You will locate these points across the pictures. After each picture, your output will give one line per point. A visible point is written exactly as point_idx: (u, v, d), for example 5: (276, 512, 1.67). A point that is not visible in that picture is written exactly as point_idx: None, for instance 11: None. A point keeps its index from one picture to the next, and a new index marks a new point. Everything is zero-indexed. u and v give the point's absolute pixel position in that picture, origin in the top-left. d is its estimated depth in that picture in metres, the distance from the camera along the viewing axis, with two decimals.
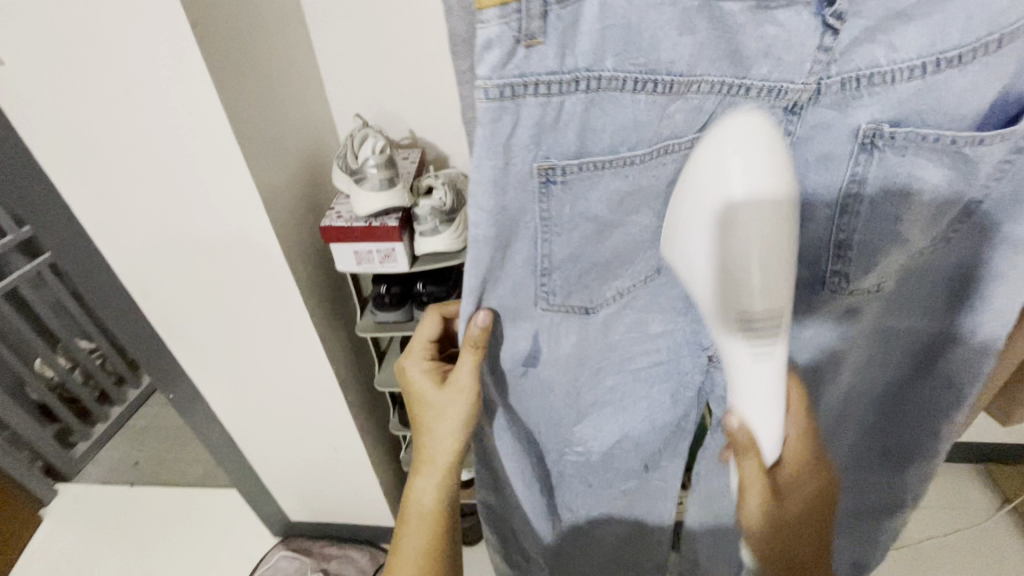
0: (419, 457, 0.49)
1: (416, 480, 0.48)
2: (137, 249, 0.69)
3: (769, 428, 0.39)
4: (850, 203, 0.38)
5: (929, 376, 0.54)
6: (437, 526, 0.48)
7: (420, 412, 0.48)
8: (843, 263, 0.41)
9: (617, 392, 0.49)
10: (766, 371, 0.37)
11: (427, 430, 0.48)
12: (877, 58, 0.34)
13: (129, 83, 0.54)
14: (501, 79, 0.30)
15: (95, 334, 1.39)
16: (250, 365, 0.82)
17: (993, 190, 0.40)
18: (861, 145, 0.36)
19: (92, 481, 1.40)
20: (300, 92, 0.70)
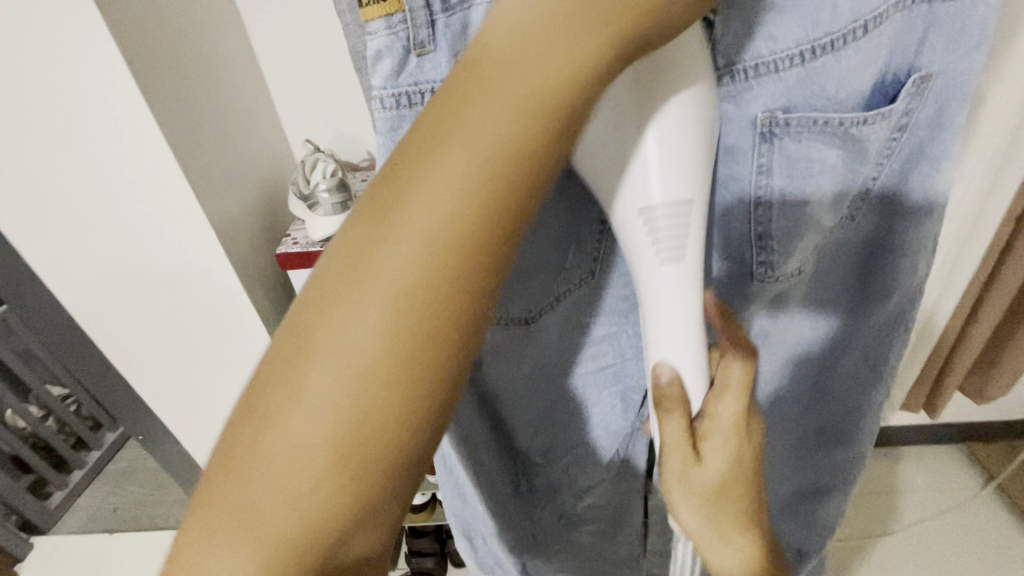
0: (382, 241, 0.22)
1: (366, 299, 0.21)
2: (86, 289, 0.68)
3: (693, 359, 0.33)
4: (762, 195, 0.34)
5: (845, 361, 0.47)
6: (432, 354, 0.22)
7: (436, 129, 0.22)
8: (767, 253, 0.36)
9: (566, 397, 0.47)
10: (689, 292, 0.31)
11: (435, 164, 0.22)
12: (753, 50, 0.29)
13: (62, 125, 0.53)
14: (396, 88, 0.30)
15: (66, 380, 1.36)
16: (214, 400, 0.80)
17: (885, 165, 0.36)
18: (760, 136, 0.31)
19: (71, 531, 1.36)
20: (250, 120, 0.70)
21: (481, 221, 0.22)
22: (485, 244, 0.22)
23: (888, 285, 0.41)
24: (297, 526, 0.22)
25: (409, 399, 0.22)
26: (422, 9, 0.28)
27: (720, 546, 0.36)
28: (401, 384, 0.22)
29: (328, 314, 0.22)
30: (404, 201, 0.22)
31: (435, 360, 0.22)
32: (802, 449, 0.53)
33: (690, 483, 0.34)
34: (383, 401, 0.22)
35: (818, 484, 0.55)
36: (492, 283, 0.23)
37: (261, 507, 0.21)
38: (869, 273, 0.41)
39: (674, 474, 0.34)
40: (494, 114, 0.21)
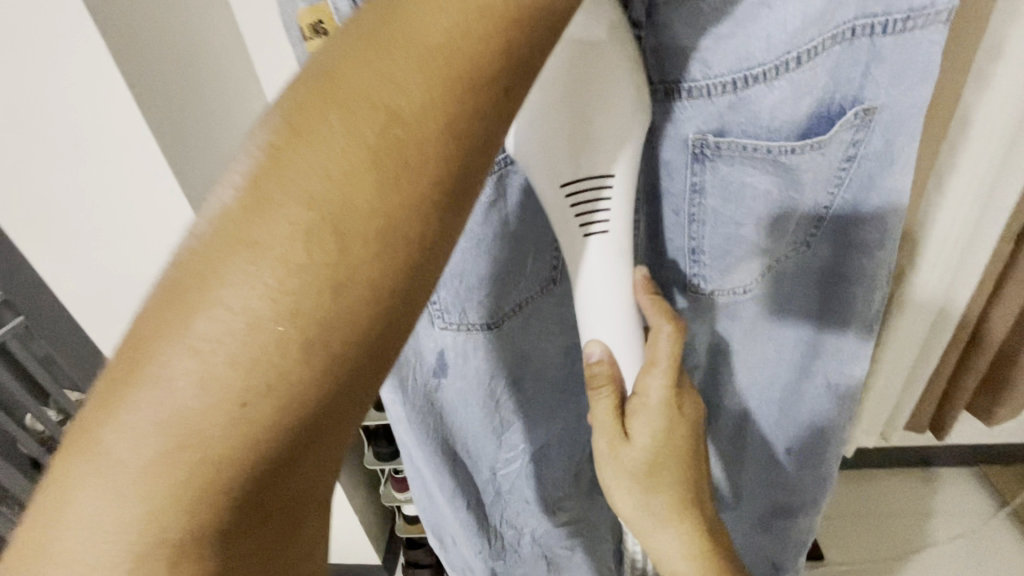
0: (255, 191, 0.17)
1: (230, 262, 0.17)
2: None
3: (622, 337, 0.34)
4: (696, 211, 0.35)
5: (809, 381, 0.47)
6: (308, 335, 0.18)
7: (336, 77, 0.18)
8: (699, 266, 0.38)
9: (535, 406, 0.48)
10: (617, 268, 0.33)
11: (333, 113, 0.18)
12: (688, 73, 0.31)
13: None
14: None
15: None
16: None
17: (835, 193, 0.36)
18: (693, 156, 0.33)
19: None
20: None
21: (377, 168, 0.18)
22: (380, 214, 0.18)
23: (845, 309, 0.42)
24: (124, 527, 0.18)
25: (273, 398, 0.18)
26: None
27: (656, 532, 0.38)
28: (261, 374, 0.17)
29: (184, 274, 0.17)
30: (297, 140, 0.18)
31: (311, 352, 0.18)
32: (774, 469, 0.53)
33: (619, 469, 0.37)
34: (237, 392, 0.17)
35: (782, 503, 0.55)
36: (393, 263, 0.18)
37: (85, 500, 0.18)
38: (829, 297, 0.42)
39: (606, 454, 0.37)
40: (401, 68, 0.18)
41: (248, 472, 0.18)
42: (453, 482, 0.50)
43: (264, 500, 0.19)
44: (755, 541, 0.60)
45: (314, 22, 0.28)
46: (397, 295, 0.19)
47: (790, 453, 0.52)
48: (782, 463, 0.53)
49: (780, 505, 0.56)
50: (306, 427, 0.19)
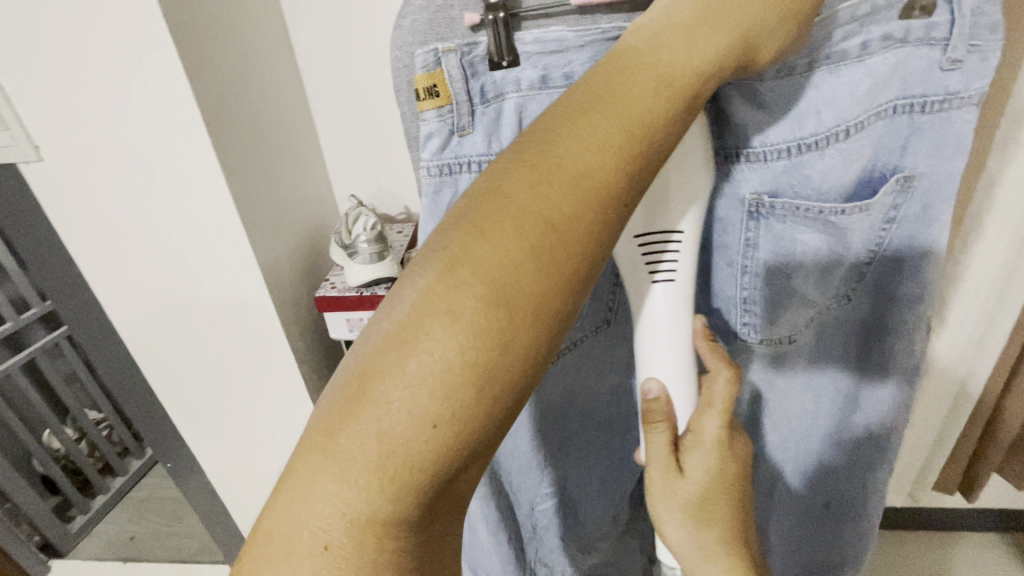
0: (449, 271, 0.23)
1: (432, 321, 0.22)
2: (139, 316, 0.75)
3: (679, 376, 0.37)
4: (750, 264, 0.39)
5: (848, 432, 0.50)
6: (486, 372, 0.22)
7: (509, 189, 0.24)
8: (750, 314, 0.41)
9: (582, 442, 0.51)
10: (679, 310, 0.36)
11: (509, 208, 0.23)
12: (749, 141, 0.35)
13: (148, 178, 0.62)
14: (441, 160, 0.37)
15: (103, 404, 1.47)
16: (246, 432, 0.85)
17: (879, 250, 0.40)
18: (748, 214, 0.37)
19: (86, 557, 1.38)
20: (305, 175, 0.79)
21: (543, 246, 0.23)
22: (543, 280, 0.23)
23: (886, 362, 0.45)
24: (345, 515, 0.22)
25: (455, 422, 0.22)
26: (466, 103, 0.36)
27: (707, 567, 0.39)
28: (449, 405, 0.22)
29: (395, 330, 0.22)
30: (481, 229, 0.23)
31: (486, 386, 0.22)
32: (809, 517, 0.55)
33: (671, 500, 0.38)
34: (433, 415, 0.22)
35: (824, 561, 0.58)
36: (547, 318, 0.23)
37: (317, 497, 0.22)
38: (869, 350, 0.45)
39: (658, 487, 0.38)
40: (561, 183, 0.24)
41: (431, 480, 0.23)
42: (497, 519, 0.51)
43: (432, 507, 0.24)
44: None
45: (429, 84, 0.35)
46: (547, 344, 0.24)
47: (826, 497, 0.53)
48: (819, 504, 0.54)
49: (816, 549, 0.57)
50: (473, 446, 0.23)
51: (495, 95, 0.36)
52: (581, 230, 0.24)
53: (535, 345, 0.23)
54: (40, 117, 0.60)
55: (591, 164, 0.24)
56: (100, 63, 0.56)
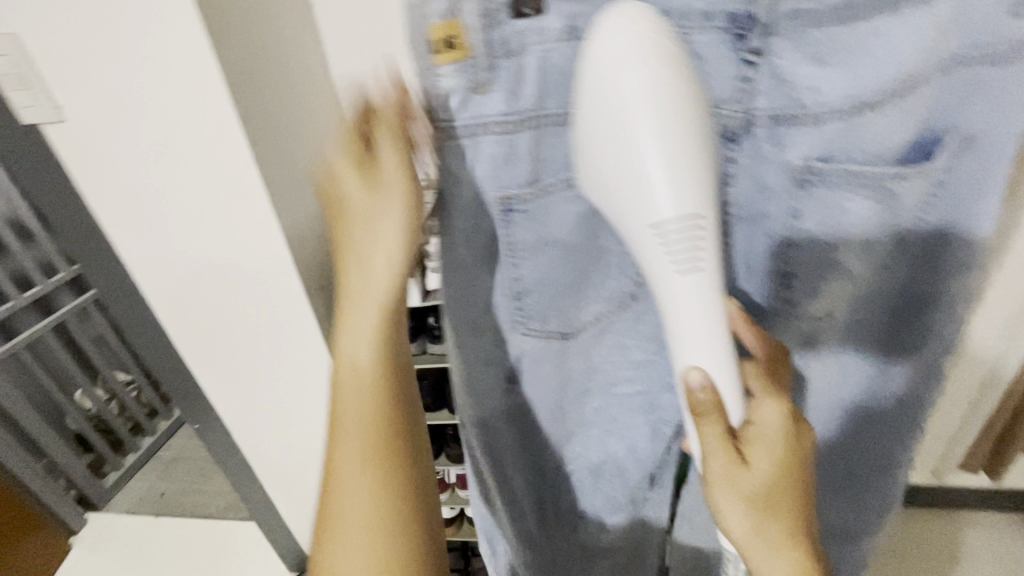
0: (340, 389, 0.41)
1: (343, 426, 0.40)
2: (167, 282, 0.75)
3: (721, 368, 0.35)
4: (791, 235, 0.38)
5: (879, 411, 0.48)
6: (378, 404, 0.40)
7: (345, 316, 0.40)
8: (789, 288, 0.40)
9: (602, 414, 0.51)
10: (707, 292, 0.33)
11: (350, 336, 0.40)
12: (800, 99, 0.33)
13: (168, 140, 0.61)
14: (461, 121, 0.36)
15: (131, 366, 1.52)
16: (270, 397, 0.87)
17: (927, 219, 0.38)
18: (795, 181, 0.36)
19: (120, 510, 1.44)
20: (326, 138, 0.76)
21: (377, 348, 0.40)
22: (386, 355, 0.41)
23: (923, 332, 0.44)
24: (368, 546, 0.39)
25: (385, 459, 0.40)
26: (485, 56, 0.34)
27: (773, 560, 0.37)
28: (384, 445, 0.40)
29: (329, 435, 0.41)
30: (340, 361, 0.41)
31: (389, 427, 0.41)
32: (834, 491, 0.54)
33: (737, 486, 0.36)
34: (372, 463, 0.40)
35: (832, 543, 0.58)
36: (396, 366, 0.41)
37: (345, 551, 0.39)
38: (908, 322, 0.44)
39: (720, 477, 0.37)
40: (366, 308, 0.40)
41: (400, 490, 0.41)
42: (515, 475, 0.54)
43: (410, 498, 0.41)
44: None
45: (444, 35, 0.33)
46: (402, 372, 0.42)
47: (854, 471, 0.53)
48: (845, 480, 0.54)
49: (842, 526, 0.57)
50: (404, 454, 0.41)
51: (516, 49, 0.34)
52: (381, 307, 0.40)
53: (391, 368, 0.41)
54: (61, 79, 0.59)
55: (374, 268, 0.39)
56: (115, 20, 0.54)
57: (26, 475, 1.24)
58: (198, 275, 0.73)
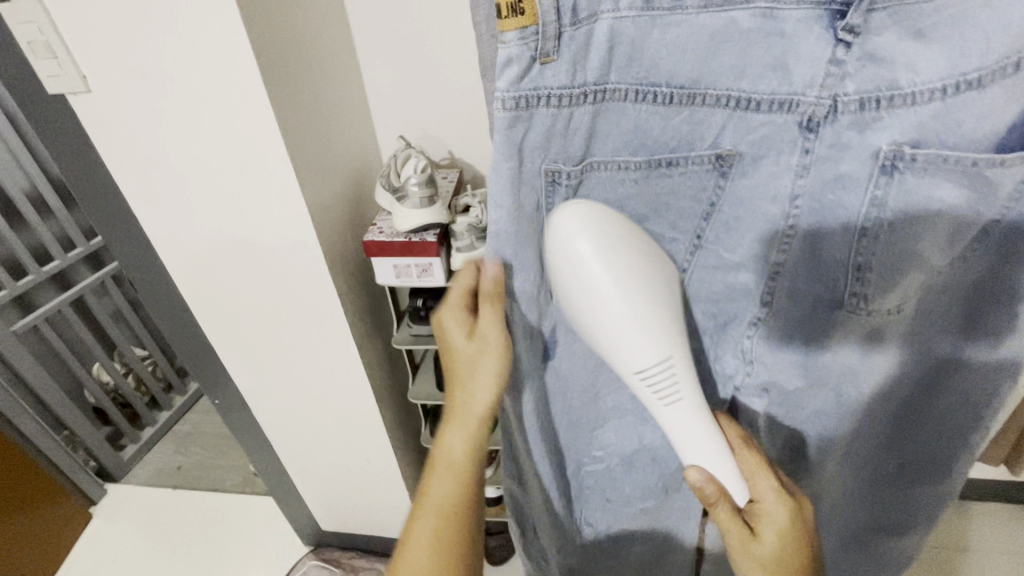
0: (428, 479, 0.45)
1: (423, 514, 0.44)
2: (192, 258, 0.75)
3: (714, 463, 0.43)
4: (869, 226, 0.39)
5: (934, 403, 0.51)
6: (465, 486, 0.45)
7: (447, 414, 0.46)
8: (863, 284, 0.41)
9: (639, 400, 0.53)
10: (693, 410, 0.42)
11: (446, 433, 0.45)
12: (897, 80, 0.34)
13: (198, 111, 0.60)
14: (518, 91, 0.35)
15: (147, 340, 1.53)
16: (294, 375, 0.87)
17: (1013, 209, 0.39)
18: (881, 168, 0.37)
19: (138, 483, 1.46)
20: (351, 119, 0.77)
21: (471, 452, 0.45)
22: (473, 457, 0.45)
23: (988, 326, 0.46)
24: None
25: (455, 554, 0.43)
26: (554, 23, 0.33)
27: None
28: (454, 536, 0.43)
29: (409, 516, 0.45)
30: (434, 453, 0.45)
31: (465, 524, 0.44)
32: (879, 471, 0.57)
33: (752, 554, 0.41)
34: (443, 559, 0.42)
35: (885, 524, 0.61)
36: (480, 465, 0.46)
37: None
38: (973, 313, 0.46)
39: (737, 548, 0.42)
40: (465, 417, 0.45)
41: None
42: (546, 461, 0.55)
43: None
44: (848, 528, 0.63)
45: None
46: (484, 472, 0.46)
47: (903, 454, 0.55)
48: (893, 462, 0.56)
49: (886, 505, 0.60)
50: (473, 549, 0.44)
51: (588, 16, 0.34)
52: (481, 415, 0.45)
53: (477, 468, 0.45)
54: (92, 46, 0.57)
55: (480, 386, 0.45)
56: None
57: (48, 447, 1.26)
58: (224, 250, 0.73)
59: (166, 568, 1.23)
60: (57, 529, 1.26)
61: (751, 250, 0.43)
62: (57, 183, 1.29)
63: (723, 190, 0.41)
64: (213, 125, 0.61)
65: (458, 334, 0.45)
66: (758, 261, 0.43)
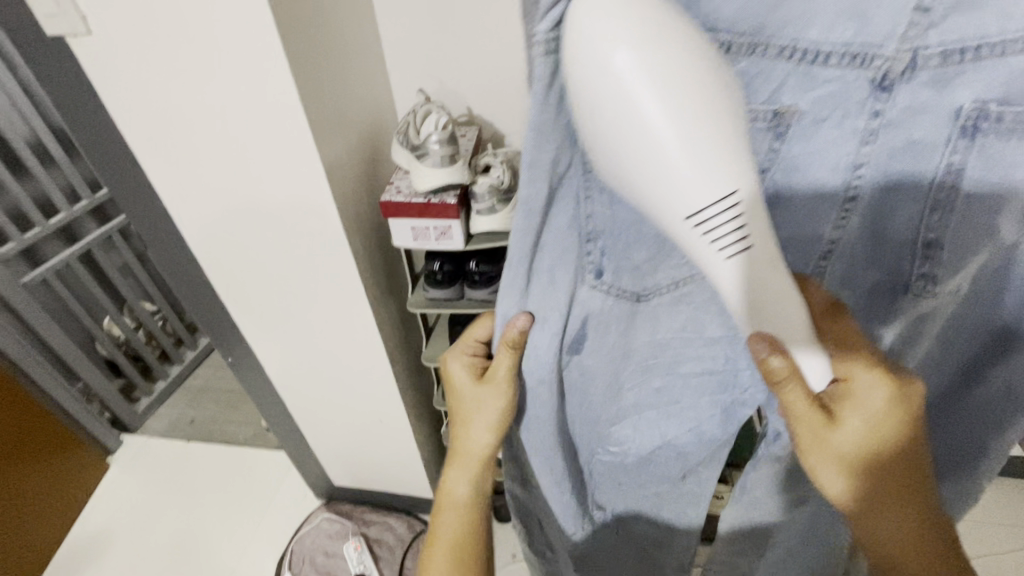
0: (442, 509, 0.53)
1: (440, 536, 0.53)
2: (204, 216, 0.73)
3: (796, 328, 0.33)
4: (942, 196, 0.32)
5: (963, 407, 0.43)
6: (475, 508, 0.53)
7: (454, 456, 0.52)
8: (931, 262, 0.35)
9: (663, 394, 0.49)
10: (769, 252, 0.30)
11: (455, 474, 0.52)
12: (980, 28, 0.27)
13: (206, 59, 0.56)
14: (563, 32, 0.28)
15: (157, 295, 1.52)
16: (308, 336, 0.87)
17: None
18: (960, 130, 0.30)
19: (152, 434, 1.49)
20: (366, 69, 0.73)
21: (477, 484, 0.52)
22: (479, 487, 0.53)
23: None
24: None
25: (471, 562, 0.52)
26: None
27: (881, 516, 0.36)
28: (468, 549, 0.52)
29: (428, 539, 0.53)
30: (445, 490, 0.53)
31: (475, 535, 0.53)
32: None
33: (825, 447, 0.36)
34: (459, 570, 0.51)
35: None
36: (485, 491, 0.53)
37: None
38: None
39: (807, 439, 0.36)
40: (470, 458, 0.51)
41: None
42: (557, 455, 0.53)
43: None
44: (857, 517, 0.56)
45: None
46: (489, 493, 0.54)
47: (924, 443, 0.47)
48: None
49: None
50: (485, 554, 0.54)
51: None
52: (482, 453, 0.51)
53: (482, 493, 0.53)
54: None
55: (483, 431, 0.50)
56: None
57: (62, 398, 1.28)
58: (237, 208, 0.70)
59: (184, 517, 1.27)
60: (76, 478, 1.29)
61: (799, 226, 0.36)
62: (59, 133, 1.26)
63: (777, 155, 0.33)
64: (221, 76, 0.57)
65: (473, 388, 0.49)
66: (809, 237, 0.36)
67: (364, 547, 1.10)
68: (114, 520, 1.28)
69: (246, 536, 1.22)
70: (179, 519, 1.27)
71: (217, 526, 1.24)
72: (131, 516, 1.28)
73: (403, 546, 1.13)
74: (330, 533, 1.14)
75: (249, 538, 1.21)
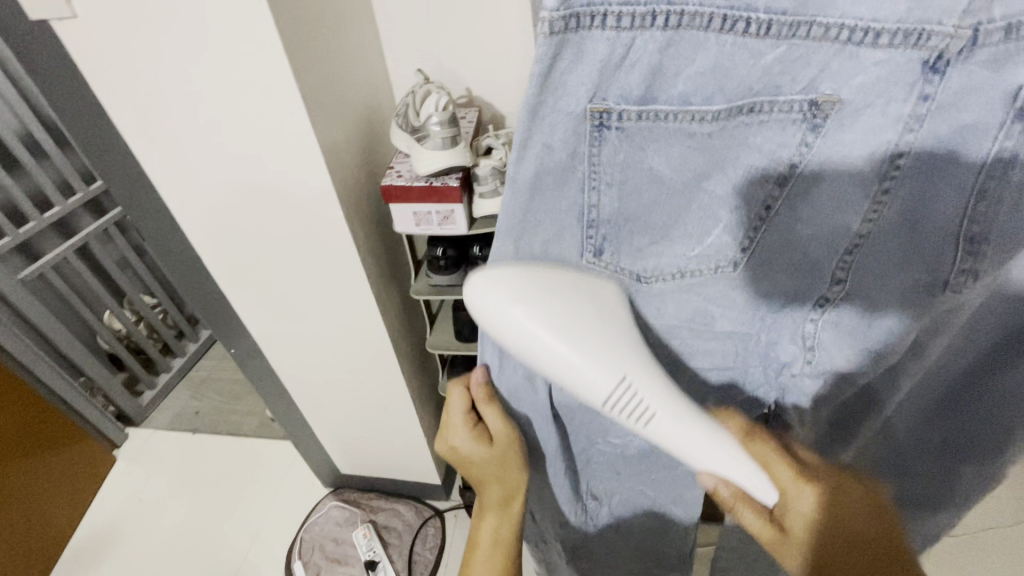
0: (475, 553, 0.54)
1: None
2: (201, 205, 0.71)
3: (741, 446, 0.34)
4: (991, 186, 0.29)
5: None
6: (506, 550, 0.54)
7: (481, 505, 0.54)
8: (976, 260, 0.31)
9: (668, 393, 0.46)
10: None
11: (483, 520, 0.54)
12: None
13: (199, 41, 0.54)
14: (569, 10, 0.26)
15: (157, 288, 1.51)
16: (311, 325, 0.86)
17: None
18: (1017, 114, 0.27)
19: (158, 426, 1.49)
20: (362, 50, 0.71)
21: (506, 526, 0.53)
22: (508, 529, 0.53)
23: None
24: None
25: None
26: None
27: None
28: None
29: None
30: (476, 536, 0.54)
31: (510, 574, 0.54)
32: None
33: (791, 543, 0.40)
34: None
35: None
36: (515, 531, 0.54)
37: None
38: None
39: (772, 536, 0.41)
40: (494, 504, 0.52)
41: None
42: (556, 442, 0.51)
43: None
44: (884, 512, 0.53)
45: None
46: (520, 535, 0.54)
47: None
48: None
49: None
50: None
51: None
52: (507, 499, 0.52)
53: (513, 534, 0.54)
54: None
55: (503, 478, 0.50)
56: None
57: (66, 393, 1.28)
58: (235, 196, 0.69)
59: (193, 506, 1.28)
60: (83, 471, 1.29)
61: (827, 216, 0.33)
62: (50, 125, 1.23)
63: (809, 148, 0.30)
64: (214, 59, 0.55)
65: (475, 446, 0.49)
66: (832, 232, 0.34)
67: (373, 534, 1.11)
68: (124, 512, 1.29)
69: (255, 524, 1.22)
70: (188, 510, 1.27)
71: (226, 516, 1.25)
72: (139, 508, 1.29)
73: (412, 532, 1.14)
74: (339, 520, 1.15)
75: (258, 527, 1.22)
